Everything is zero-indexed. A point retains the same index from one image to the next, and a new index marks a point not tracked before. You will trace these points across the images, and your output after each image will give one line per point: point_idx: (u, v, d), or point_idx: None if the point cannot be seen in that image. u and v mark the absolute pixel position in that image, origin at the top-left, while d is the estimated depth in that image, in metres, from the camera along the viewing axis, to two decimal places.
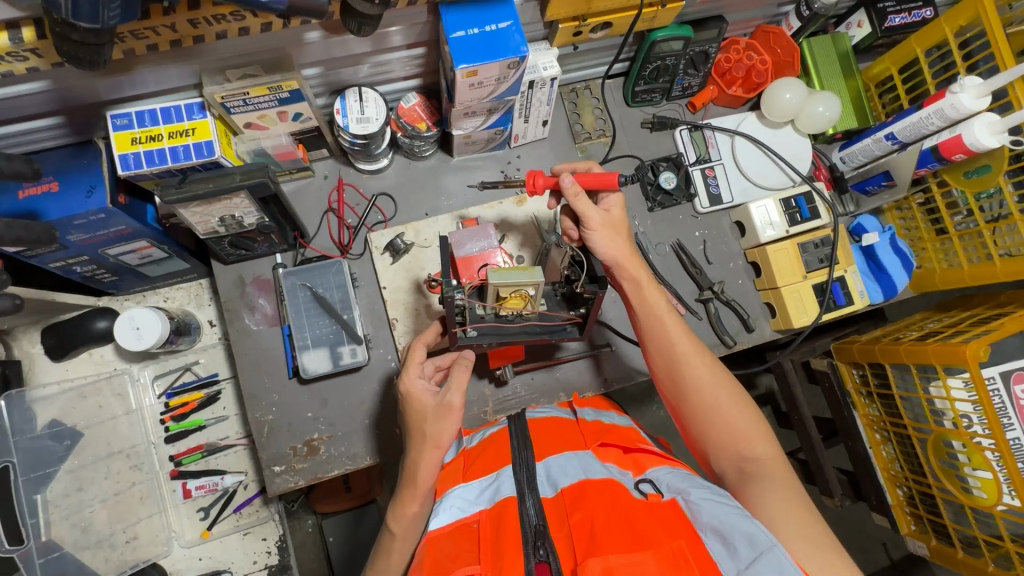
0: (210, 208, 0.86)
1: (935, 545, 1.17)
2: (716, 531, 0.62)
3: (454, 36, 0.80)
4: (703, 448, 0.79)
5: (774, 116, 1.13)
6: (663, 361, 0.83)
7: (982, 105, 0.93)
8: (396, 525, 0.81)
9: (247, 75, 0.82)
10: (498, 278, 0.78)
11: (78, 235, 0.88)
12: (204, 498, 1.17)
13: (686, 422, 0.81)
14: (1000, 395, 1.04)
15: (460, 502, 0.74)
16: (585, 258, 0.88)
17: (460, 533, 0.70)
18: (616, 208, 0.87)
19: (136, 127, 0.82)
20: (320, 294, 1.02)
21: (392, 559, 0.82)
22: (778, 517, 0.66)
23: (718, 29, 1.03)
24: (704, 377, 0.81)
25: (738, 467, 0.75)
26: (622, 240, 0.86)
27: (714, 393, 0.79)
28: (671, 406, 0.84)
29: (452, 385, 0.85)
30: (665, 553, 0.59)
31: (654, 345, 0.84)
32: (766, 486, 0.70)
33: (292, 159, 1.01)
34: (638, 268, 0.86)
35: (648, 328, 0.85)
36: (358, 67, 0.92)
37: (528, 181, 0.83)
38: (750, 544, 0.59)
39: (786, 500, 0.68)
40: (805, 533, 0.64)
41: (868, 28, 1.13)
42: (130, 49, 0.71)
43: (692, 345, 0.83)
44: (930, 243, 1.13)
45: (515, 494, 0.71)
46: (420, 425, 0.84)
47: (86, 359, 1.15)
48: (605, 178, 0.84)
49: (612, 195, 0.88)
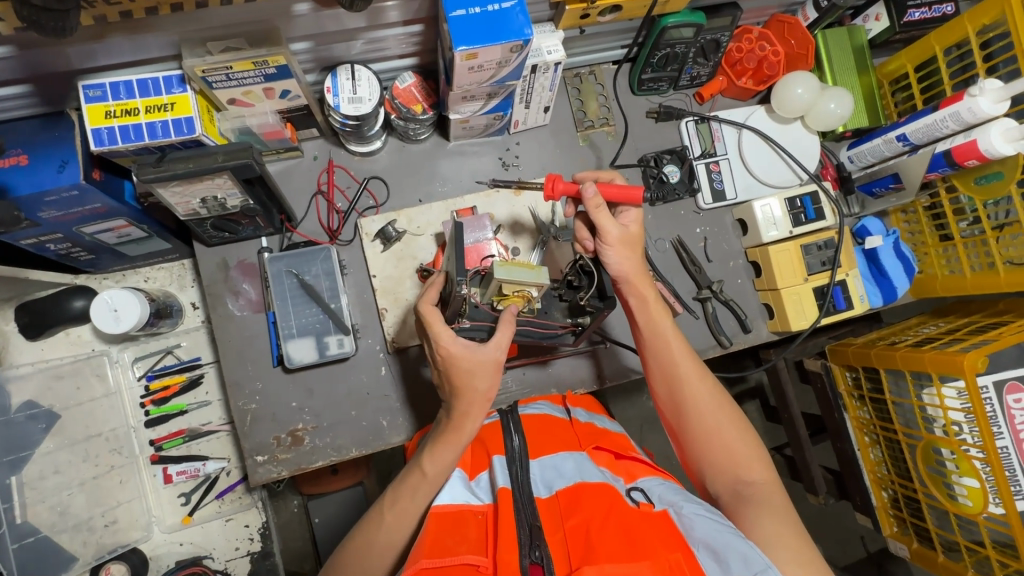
0: (191, 188, 0.81)
1: (916, 548, 1.18)
2: (709, 547, 0.60)
3: (454, 15, 0.75)
4: (699, 470, 0.78)
5: (785, 111, 1.09)
6: (665, 381, 0.82)
7: (1000, 110, 0.90)
8: (431, 466, 0.77)
9: (230, 48, 0.76)
10: (504, 274, 0.72)
11: (49, 212, 0.83)
12: (186, 484, 1.15)
13: (683, 443, 0.80)
14: (992, 404, 1.02)
15: (461, 490, 0.73)
16: (596, 273, 0.84)
17: (465, 518, 0.68)
18: (634, 224, 0.84)
19: (111, 99, 0.77)
20: (306, 282, 0.99)
21: (417, 496, 0.77)
22: (773, 542, 0.65)
23: (732, 16, 0.97)
24: (706, 400, 0.79)
25: (734, 490, 0.73)
26: (639, 257, 0.84)
27: (715, 416, 0.78)
28: (669, 426, 0.82)
29: (495, 341, 0.76)
30: (663, 564, 0.57)
31: (656, 364, 0.83)
32: (760, 509, 0.69)
33: (279, 138, 0.96)
34: (648, 287, 0.84)
35: (651, 346, 0.83)
36: (351, 43, 0.87)
37: (547, 186, 0.80)
38: (745, 564, 0.57)
39: (782, 524, 0.66)
40: (803, 561, 0.63)
41: (886, 22, 1.09)
42: (102, 15, 0.65)
43: (694, 366, 0.81)
44: (933, 248, 1.11)
45: (511, 487, 0.68)
46: (470, 381, 0.76)
47: (63, 339, 1.11)
48: (630, 192, 0.80)
49: (632, 210, 0.84)
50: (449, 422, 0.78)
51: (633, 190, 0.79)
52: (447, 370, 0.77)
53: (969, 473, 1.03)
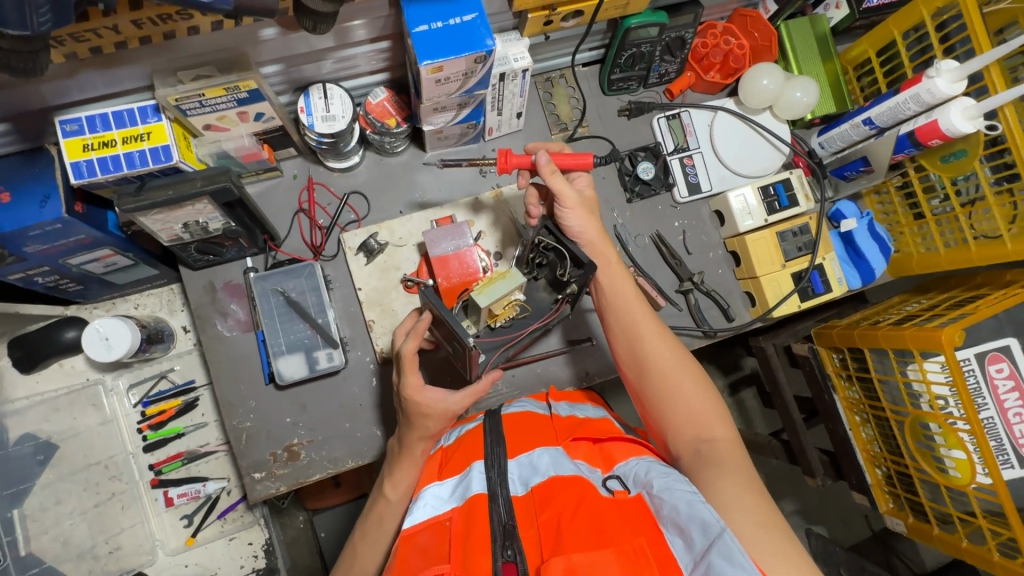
0: (172, 214, 0.83)
1: (912, 522, 1.19)
2: (675, 524, 0.60)
3: (417, 31, 0.76)
4: (661, 429, 0.79)
5: (752, 102, 1.12)
6: (628, 343, 0.85)
7: (958, 90, 0.92)
8: (393, 492, 0.81)
9: (201, 76, 0.78)
10: (486, 297, 0.77)
11: (34, 247, 0.84)
12: (187, 506, 1.16)
13: (645, 402, 0.81)
14: (974, 376, 1.05)
15: (432, 500, 0.72)
16: (563, 246, 0.83)
17: (432, 531, 0.67)
18: (588, 188, 0.92)
19: (88, 132, 0.79)
20: (293, 298, 1.00)
21: (384, 525, 0.81)
22: (732, 505, 0.64)
23: (693, 14, 0.99)
24: (666, 357, 0.81)
25: (694, 448, 0.74)
26: (597, 221, 0.90)
27: (675, 373, 0.80)
28: (632, 387, 0.84)
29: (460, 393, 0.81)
30: (626, 550, 0.58)
31: (617, 326, 0.86)
32: (718, 470, 0.69)
33: (257, 159, 0.98)
34: (609, 249, 0.89)
35: (612, 309, 0.87)
36: (321, 63, 0.88)
37: (501, 158, 0.86)
38: (704, 531, 0.57)
39: (736, 483, 0.67)
40: (759, 521, 0.62)
41: (846, 10, 1.12)
42: (72, 53, 0.67)
43: (655, 327, 0.84)
44: (908, 227, 1.13)
45: (486, 491, 0.68)
46: (420, 419, 0.80)
47: (57, 370, 1.13)
48: (580, 159, 0.90)
49: (584, 176, 0.93)
50: (401, 448, 0.83)
51: (583, 156, 0.89)
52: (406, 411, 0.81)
53: (957, 446, 1.05)
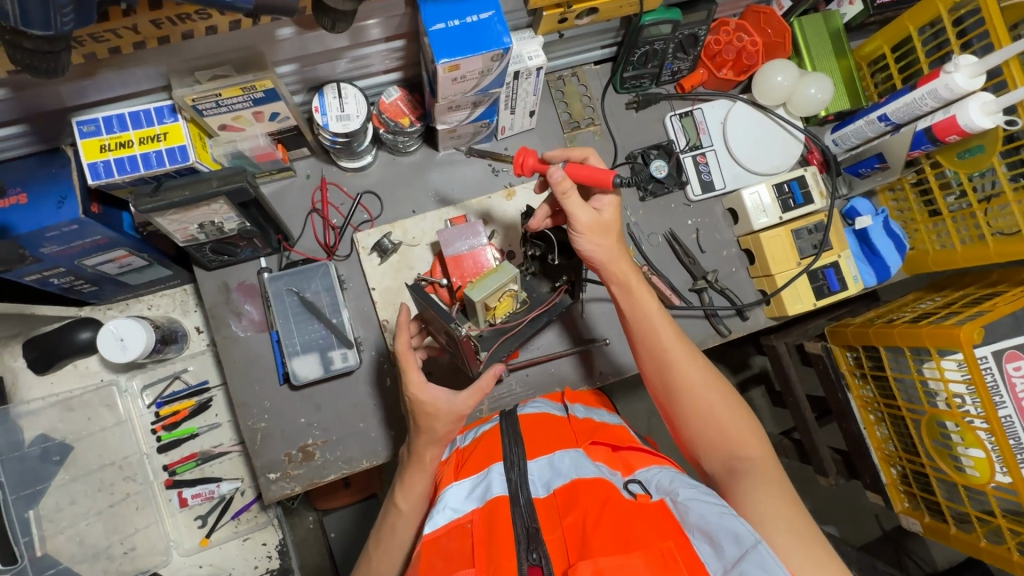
0: (188, 215, 0.83)
1: (929, 522, 1.18)
2: (703, 531, 0.60)
3: (434, 29, 0.76)
4: (694, 449, 0.79)
5: (766, 99, 1.13)
6: (655, 366, 0.83)
7: (976, 85, 0.91)
8: (405, 503, 0.80)
9: (218, 76, 0.78)
10: (480, 291, 0.79)
11: (51, 248, 0.84)
12: (201, 506, 1.16)
13: (677, 424, 0.81)
14: (993, 373, 1.04)
15: (452, 502, 0.71)
16: (551, 234, 0.92)
17: (452, 534, 0.67)
18: (608, 209, 0.85)
19: (105, 133, 0.79)
20: (307, 299, 1.00)
21: (398, 535, 0.80)
22: (767, 513, 0.65)
23: (707, 11, 0.99)
24: (696, 379, 0.80)
25: (728, 465, 0.74)
26: (612, 242, 0.85)
27: (706, 394, 0.79)
28: (662, 407, 0.83)
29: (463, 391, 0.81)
30: (655, 553, 0.57)
31: (644, 350, 0.84)
32: (755, 483, 0.70)
33: (271, 159, 0.98)
34: (627, 271, 0.86)
35: (638, 332, 0.84)
36: (335, 63, 0.88)
37: (517, 160, 0.83)
38: (737, 542, 0.58)
39: (770, 494, 0.67)
40: (790, 528, 0.64)
41: (860, 6, 1.11)
42: (91, 53, 0.67)
43: (683, 349, 0.82)
44: (923, 224, 1.12)
45: (507, 494, 0.68)
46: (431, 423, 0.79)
47: (72, 371, 1.13)
48: (598, 175, 0.81)
49: (606, 196, 0.86)
50: (412, 456, 0.82)
51: (602, 173, 0.81)
52: (413, 414, 0.80)
53: (975, 444, 1.04)
